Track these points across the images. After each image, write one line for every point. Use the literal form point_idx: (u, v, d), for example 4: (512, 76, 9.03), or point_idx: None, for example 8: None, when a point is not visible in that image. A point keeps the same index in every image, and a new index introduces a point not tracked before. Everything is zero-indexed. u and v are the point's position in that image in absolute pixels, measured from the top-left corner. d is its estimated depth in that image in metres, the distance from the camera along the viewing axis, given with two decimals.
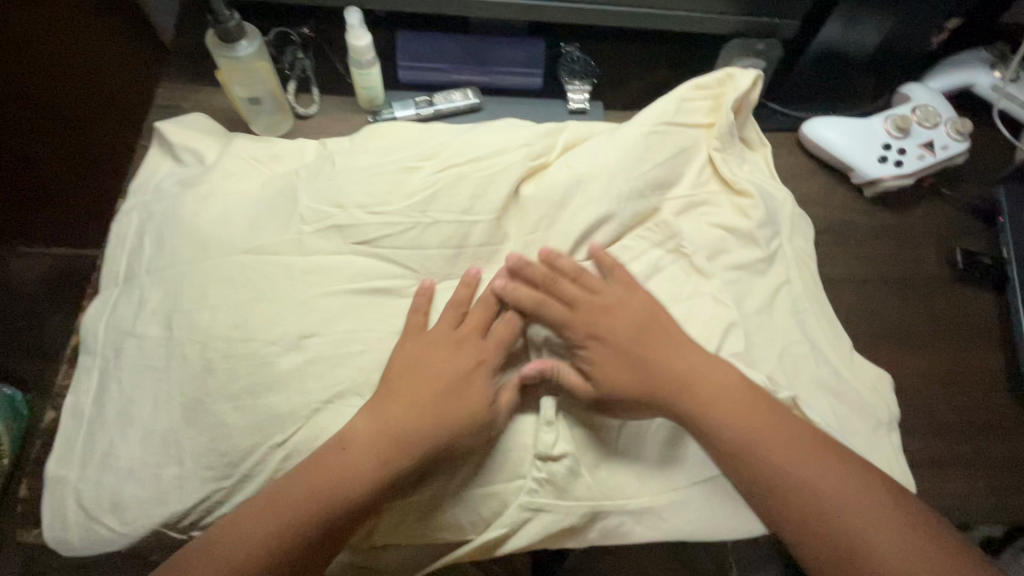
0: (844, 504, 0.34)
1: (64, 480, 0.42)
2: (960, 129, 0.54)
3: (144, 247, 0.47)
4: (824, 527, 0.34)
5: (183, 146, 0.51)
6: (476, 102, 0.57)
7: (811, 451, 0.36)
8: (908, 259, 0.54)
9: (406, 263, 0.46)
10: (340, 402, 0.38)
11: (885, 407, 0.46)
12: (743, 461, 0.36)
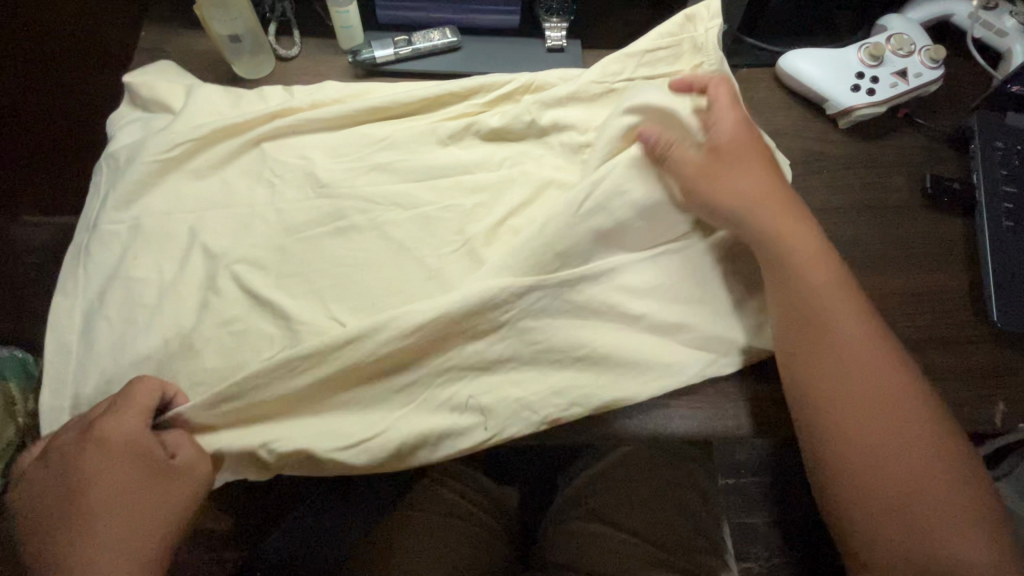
0: (874, 360, 0.40)
1: (62, 410, 0.44)
2: (934, 56, 0.55)
3: (135, 182, 0.48)
4: (832, 340, 0.40)
5: (168, 88, 0.52)
6: (455, 41, 0.58)
7: (856, 343, 0.40)
8: (879, 187, 0.55)
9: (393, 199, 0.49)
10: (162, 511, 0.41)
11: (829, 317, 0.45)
12: (815, 368, 0.40)
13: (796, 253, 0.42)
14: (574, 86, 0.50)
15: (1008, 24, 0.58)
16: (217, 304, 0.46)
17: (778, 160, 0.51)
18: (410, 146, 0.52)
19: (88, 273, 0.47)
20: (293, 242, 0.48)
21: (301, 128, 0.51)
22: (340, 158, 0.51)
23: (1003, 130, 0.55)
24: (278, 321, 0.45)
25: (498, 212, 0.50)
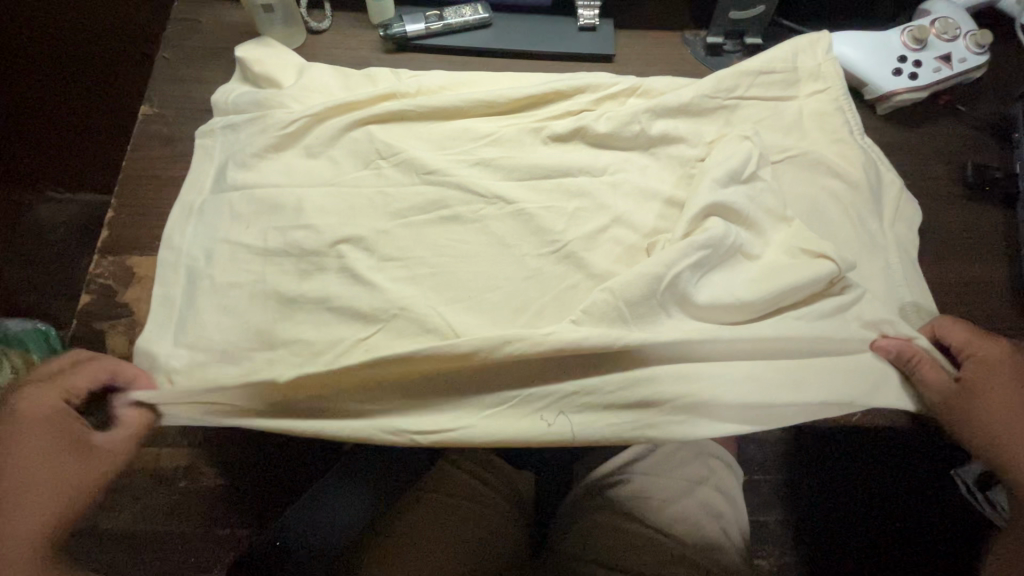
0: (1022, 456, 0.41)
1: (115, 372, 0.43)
2: (980, 42, 0.53)
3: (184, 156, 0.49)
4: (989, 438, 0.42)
5: (282, 67, 0.53)
6: (486, 17, 0.57)
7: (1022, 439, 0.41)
8: (918, 175, 0.54)
9: (435, 181, 0.50)
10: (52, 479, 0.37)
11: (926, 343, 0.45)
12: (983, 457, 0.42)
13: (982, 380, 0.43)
14: (680, 99, 0.53)
15: None
16: (251, 274, 0.46)
17: (899, 197, 0.52)
18: (452, 131, 0.53)
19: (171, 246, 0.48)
20: (326, 214, 0.48)
21: (362, 118, 0.52)
22: (372, 133, 0.51)
23: None
24: (312, 291, 0.46)
25: (533, 194, 0.51)
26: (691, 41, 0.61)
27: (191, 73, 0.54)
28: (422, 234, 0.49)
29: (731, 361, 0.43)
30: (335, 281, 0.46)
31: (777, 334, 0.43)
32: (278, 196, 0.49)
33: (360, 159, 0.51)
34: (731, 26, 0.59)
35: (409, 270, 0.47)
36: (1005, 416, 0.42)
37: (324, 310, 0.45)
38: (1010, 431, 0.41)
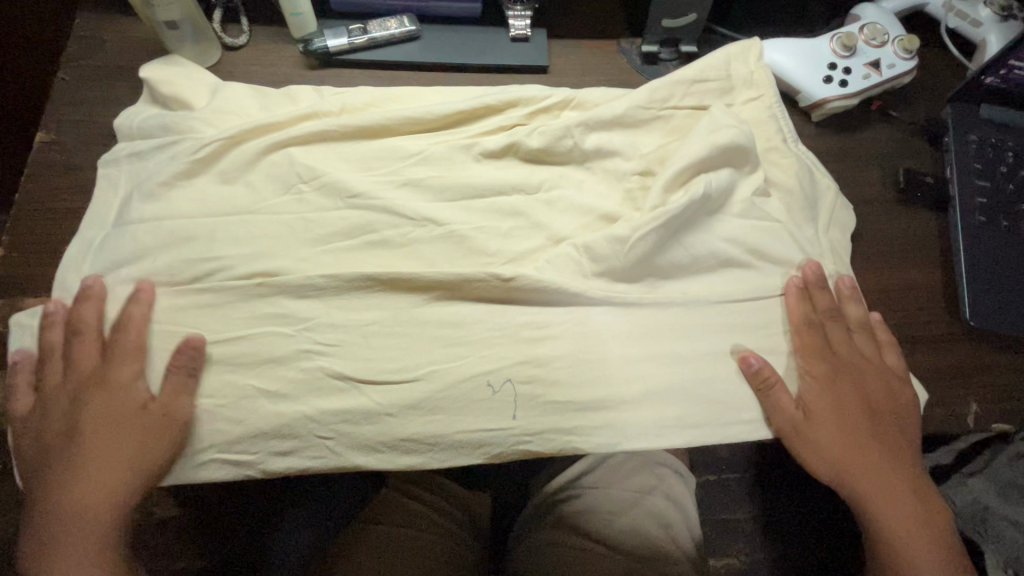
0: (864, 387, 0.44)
1: (26, 424, 0.41)
2: (908, 47, 0.53)
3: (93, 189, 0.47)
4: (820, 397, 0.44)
5: (177, 85, 0.49)
6: (413, 30, 0.55)
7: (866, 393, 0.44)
8: (854, 183, 0.54)
9: (357, 203, 0.47)
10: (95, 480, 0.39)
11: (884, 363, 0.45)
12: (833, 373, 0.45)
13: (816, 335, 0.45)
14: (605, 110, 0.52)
15: (983, 14, 0.56)
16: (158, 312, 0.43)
17: (834, 204, 0.51)
18: (377, 150, 0.50)
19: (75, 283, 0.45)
20: (240, 245, 0.46)
21: (281, 139, 0.49)
22: (292, 156, 0.49)
23: (976, 123, 0.54)
24: (230, 330, 0.43)
25: (463, 214, 0.48)
26: (627, 49, 0.59)
27: (93, 95, 0.51)
28: (345, 263, 0.46)
29: (653, 382, 0.44)
30: (252, 316, 0.43)
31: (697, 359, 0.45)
32: (187, 227, 0.45)
33: (277, 182, 0.48)
34: (666, 34, 0.58)
35: (332, 301, 0.44)
36: (816, 458, 0.43)
37: (242, 349, 0.43)
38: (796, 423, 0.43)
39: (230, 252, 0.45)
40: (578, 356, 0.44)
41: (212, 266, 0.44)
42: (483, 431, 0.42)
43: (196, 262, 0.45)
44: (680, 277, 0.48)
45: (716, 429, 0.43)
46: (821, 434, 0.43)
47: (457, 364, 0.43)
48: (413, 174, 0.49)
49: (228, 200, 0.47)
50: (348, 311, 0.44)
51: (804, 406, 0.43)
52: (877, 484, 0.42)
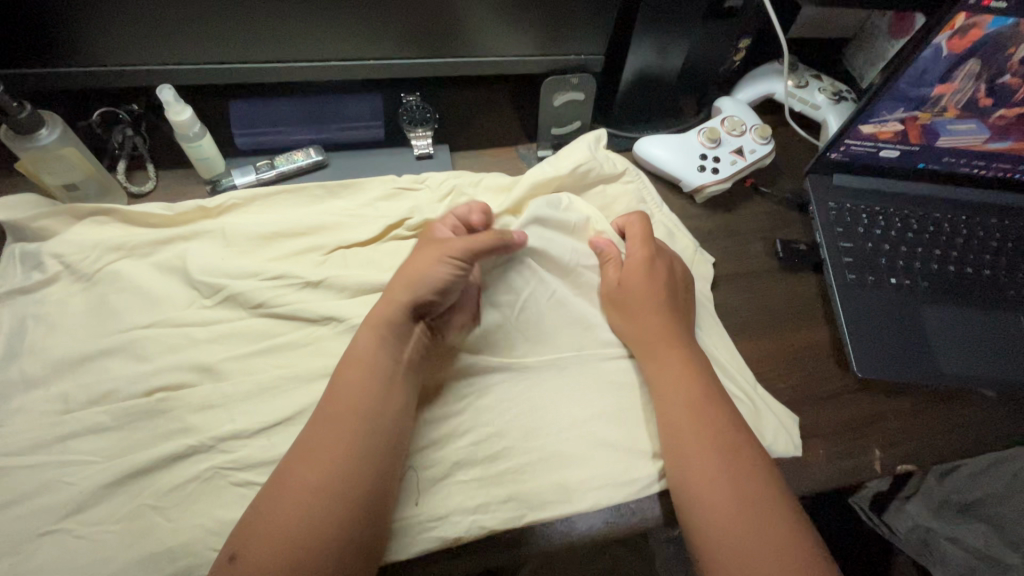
0: (684, 415, 0.45)
1: None
2: (762, 134, 0.61)
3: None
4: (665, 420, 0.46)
5: (78, 245, 0.49)
6: (320, 159, 0.58)
7: (693, 422, 0.44)
8: (741, 254, 0.60)
9: (284, 338, 0.50)
10: (316, 471, 0.38)
11: (774, 434, 0.48)
12: (667, 390, 0.47)
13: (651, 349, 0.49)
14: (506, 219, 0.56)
15: (819, 99, 0.66)
16: (67, 485, 0.42)
17: (694, 258, 0.57)
18: (291, 280, 0.52)
19: None
20: (158, 397, 0.45)
21: (195, 273, 0.50)
22: (209, 298, 0.50)
23: (831, 192, 0.61)
24: (152, 491, 0.42)
25: None
26: (525, 154, 0.64)
27: None
28: (268, 403, 0.47)
29: (573, 473, 0.46)
30: (177, 470, 0.43)
31: (599, 445, 0.47)
32: (97, 389, 0.45)
33: (195, 328, 0.49)
34: (557, 140, 0.64)
35: (259, 442, 0.45)
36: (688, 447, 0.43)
37: (167, 508, 0.42)
38: (674, 460, 0.44)
39: (145, 407, 0.45)
40: (522, 466, 0.46)
41: (131, 426, 0.44)
42: (416, 544, 0.42)
43: (107, 424, 0.44)
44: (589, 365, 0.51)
45: (627, 511, 0.47)
46: (692, 465, 0.42)
47: None
48: (332, 296, 0.52)
49: (142, 353, 0.47)
50: (275, 451, 0.45)
51: (661, 383, 0.47)
52: (744, 531, 0.39)
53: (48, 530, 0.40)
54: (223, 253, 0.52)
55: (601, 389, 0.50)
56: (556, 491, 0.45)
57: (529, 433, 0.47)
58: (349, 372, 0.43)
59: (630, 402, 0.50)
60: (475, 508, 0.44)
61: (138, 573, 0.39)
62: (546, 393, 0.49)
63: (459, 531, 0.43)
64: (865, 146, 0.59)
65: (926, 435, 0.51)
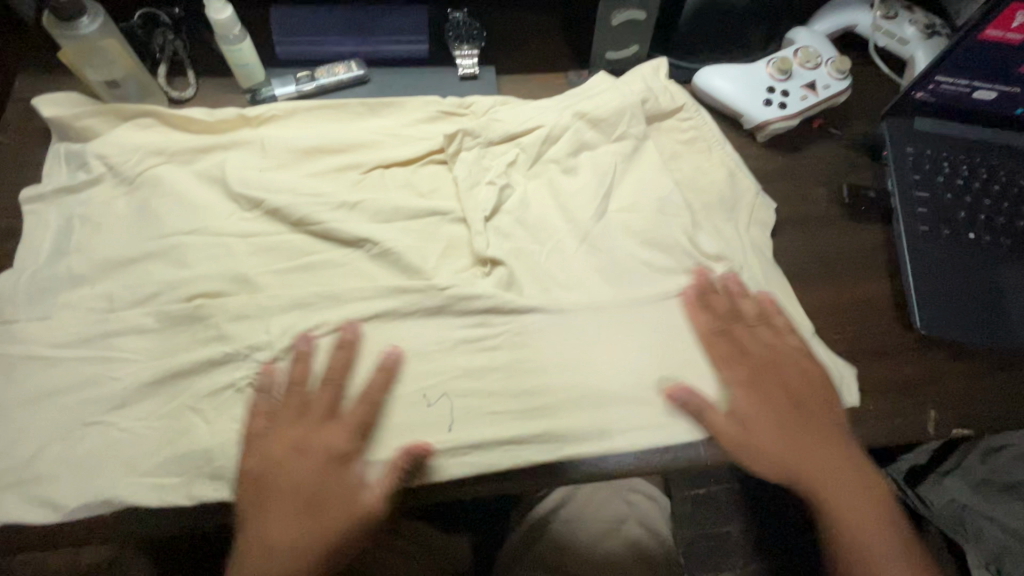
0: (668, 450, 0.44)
1: None
2: (839, 68, 0.55)
3: (39, 256, 0.46)
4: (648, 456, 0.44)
5: (121, 147, 0.49)
6: (361, 74, 0.56)
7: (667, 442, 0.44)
8: (803, 200, 0.55)
9: (320, 253, 0.49)
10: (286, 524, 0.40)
11: (818, 381, 0.46)
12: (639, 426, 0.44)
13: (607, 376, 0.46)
14: (552, 148, 0.54)
15: (909, 32, 0.59)
16: (112, 381, 0.43)
17: (754, 201, 0.54)
18: (329, 196, 0.50)
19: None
20: (197, 303, 0.45)
21: (234, 183, 0.49)
22: (248, 211, 0.50)
23: (911, 137, 0.56)
24: (191, 396, 0.43)
25: (419, 258, 0.49)
26: (575, 81, 0.60)
27: (34, 160, 0.50)
28: (300, 315, 0.46)
29: (607, 406, 0.45)
30: (212, 376, 0.43)
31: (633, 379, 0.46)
32: (140, 290, 0.45)
33: (234, 237, 0.48)
34: (611, 65, 0.60)
35: (291, 352, 0.44)
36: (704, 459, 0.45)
37: (205, 413, 0.43)
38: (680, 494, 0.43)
39: (185, 310, 0.45)
40: (558, 400, 0.45)
41: (172, 329, 0.45)
42: (447, 467, 0.42)
43: (151, 324, 0.44)
44: (631, 302, 0.49)
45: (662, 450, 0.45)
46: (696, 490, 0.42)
47: (406, 408, 0.43)
48: (372, 215, 0.51)
49: (183, 258, 0.47)
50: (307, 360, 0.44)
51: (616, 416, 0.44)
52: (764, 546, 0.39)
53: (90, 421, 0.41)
54: (263, 165, 0.51)
55: (642, 324, 0.48)
56: (588, 424, 0.44)
57: (565, 366, 0.46)
58: (287, 462, 0.42)
59: (671, 341, 0.47)
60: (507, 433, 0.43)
61: (179, 469, 0.41)
62: (587, 327, 0.47)
63: (489, 454, 0.43)
64: (956, 85, 0.53)
65: (990, 398, 0.48)
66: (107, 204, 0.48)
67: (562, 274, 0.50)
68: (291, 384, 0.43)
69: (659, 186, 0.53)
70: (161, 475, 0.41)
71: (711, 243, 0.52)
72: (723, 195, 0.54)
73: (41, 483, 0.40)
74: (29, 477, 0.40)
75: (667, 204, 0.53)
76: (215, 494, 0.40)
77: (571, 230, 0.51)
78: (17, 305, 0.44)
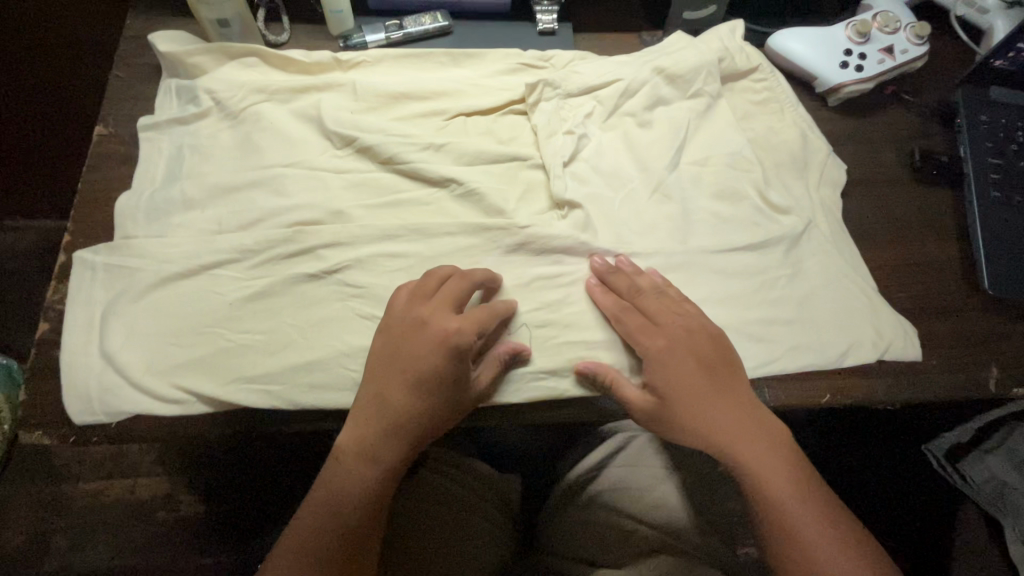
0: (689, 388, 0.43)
1: (89, 369, 0.43)
2: (919, 33, 0.56)
3: (153, 180, 0.50)
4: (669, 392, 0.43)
5: (228, 84, 0.52)
6: (445, 25, 0.58)
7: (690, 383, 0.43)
8: (871, 162, 0.56)
9: (408, 191, 0.52)
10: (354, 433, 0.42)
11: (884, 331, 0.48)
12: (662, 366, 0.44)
13: (640, 319, 0.46)
14: (629, 102, 0.56)
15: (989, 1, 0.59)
16: (220, 295, 0.46)
17: (826, 161, 0.55)
18: (417, 137, 0.53)
19: (120, 243, 0.47)
20: (296, 229, 0.48)
21: (329, 120, 0.52)
22: (341, 148, 0.52)
23: (987, 104, 0.56)
24: (291, 312, 0.46)
25: (500, 200, 0.51)
26: (649, 41, 0.61)
27: (146, 93, 0.54)
28: (391, 245, 0.49)
29: None
30: (312, 296, 0.47)
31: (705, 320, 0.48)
32: (245, 215, 0.49)
33: (328, 171, 0.51)
34: (687, 25, 0.61)
35: (384, 278, 0.48)
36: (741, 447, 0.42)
37: (304, 328, 0.46)
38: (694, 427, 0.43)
39: (285, 235, 0.48)
40: None
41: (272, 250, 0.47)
42: (528, 388, 0.45)
43: (254, 245, 0.47)
44: (704, 251, 0.51)
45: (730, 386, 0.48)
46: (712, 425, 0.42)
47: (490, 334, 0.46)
48: (456, 157, 0.53)
49: (282, 188, 0.50)
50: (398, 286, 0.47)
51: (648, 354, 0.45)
52: (773, 484, 0.41)
53: (203, 329, 0.45)
54: (354, 106, 0.54)
55: (714, 271, 0.50)
56: None
57: None
58: (377, 372, 0.43)
59: (741, 288, 0.50)
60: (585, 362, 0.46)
61: (282, 376, 0.44)
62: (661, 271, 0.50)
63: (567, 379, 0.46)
64: None
65: None
66: (214, 136, 0.52)
67: (636, 221, 0.52)
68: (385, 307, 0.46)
69: (731, 143, 0.55)
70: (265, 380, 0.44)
71: (781, 198, 0.53)
72: (795, 154, 0.55)
73: (159, 380, 0.43)
74: (147, 374, 0.43)
75: (739, 160, 0.55)
76: (316, 400, 0.44)
77: (647, 179, 0.53)
78: (137, 222, 0.48)
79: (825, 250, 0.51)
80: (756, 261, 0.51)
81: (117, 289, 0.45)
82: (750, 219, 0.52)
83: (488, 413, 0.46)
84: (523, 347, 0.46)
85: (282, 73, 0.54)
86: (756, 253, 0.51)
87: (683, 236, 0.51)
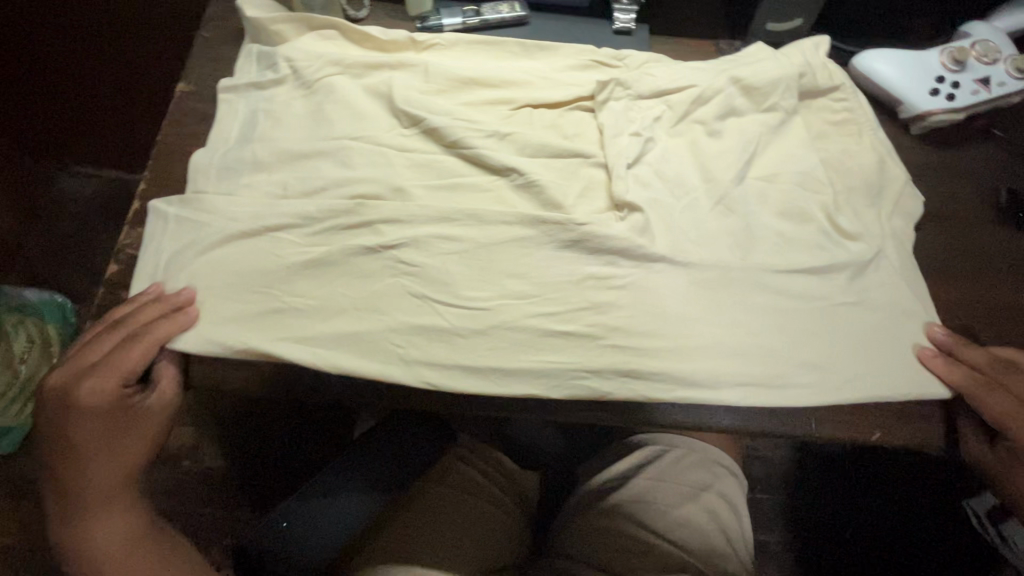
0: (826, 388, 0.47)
1: None
2: (1020, 66, 0.53)
3: (224, 140, 0.52)
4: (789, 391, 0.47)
5: (305, 53, 0.54)
6: (522, 15, 0.58)
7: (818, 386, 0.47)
8: (952, 196, 0.54)
9: (469, 177, 0.52)
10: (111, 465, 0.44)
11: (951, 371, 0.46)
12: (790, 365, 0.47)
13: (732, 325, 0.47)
14: (702, 109, 0.55)
15: None
16: (278, 258, 0.47)
17: (902, 191, 0.53)
18: (483, 124, 0.53)
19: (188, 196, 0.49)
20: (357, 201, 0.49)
21: (399, 98, 0.53)
22: (408, 127, 0.53)
23: None
24: (344, 282, 0.47)
25: (560, 194, 0.51)
26: (727, 49, 0.60)
27: (227, 56, 0.56)
28: (447, 228, 0.49)
29: (728, 359, 0.46)
30: (366, 269, 0.47)
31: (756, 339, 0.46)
32: (308, 182, 0.50)
33: (393, 149, 0.52)
34: (768, 37, 0.59)
35: (436, 260, 0.48)
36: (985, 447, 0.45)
37: (355, 299, 0.46)
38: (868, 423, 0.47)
39: (345, 206, 0.48)
40: (680, 347, 0.46)
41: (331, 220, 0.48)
42: (569, 386, 0.45)
43: (313, 213, 0.48)
44: (764, 268, 0.49)
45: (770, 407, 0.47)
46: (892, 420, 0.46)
47: (537, 327, 0.46)
48: (519, 147, 0.53)
49: (347, 160, 0.51)
50: (451, 269, 0.48)
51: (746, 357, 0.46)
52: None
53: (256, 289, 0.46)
54: (424, 87, 0.54)
55: (772, 290, 0.48)
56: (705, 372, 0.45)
57: (691, 318, 0.47)
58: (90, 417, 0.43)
59: (798, 310, 0.48)
60: (629, 367, 0.45)
61: (330, 342, 0.45)
62: (715, 284, 0.48)
63: (609, 383, 0.45)
64: None
65: None
66: (286, 103, 0.53)
67: (696, 231, 0.51)
68: (436, 288, 0.47)
69: (801, 162, 0.53)
70: (311, 344, 0.45)
71: (850, 224, 0.51)
72: (868, 179, 0.53)
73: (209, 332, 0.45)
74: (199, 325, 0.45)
75: (808, 180, 0.53)
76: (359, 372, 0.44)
77: (712, 190, 0.52)
78: (206, 178, 0.50)
79: (892, 282, 0.49)
80: (817, 285, 0.49)
81: (181, 241, 0.47)
82: (813, 242, 0.50)
83: (527, 403, 0.47)
84: (569, 345, 0.46)
85: (359, 48, 0.55)
86: (819, 277, 0.49)
87: (743, 249, 0.50)
